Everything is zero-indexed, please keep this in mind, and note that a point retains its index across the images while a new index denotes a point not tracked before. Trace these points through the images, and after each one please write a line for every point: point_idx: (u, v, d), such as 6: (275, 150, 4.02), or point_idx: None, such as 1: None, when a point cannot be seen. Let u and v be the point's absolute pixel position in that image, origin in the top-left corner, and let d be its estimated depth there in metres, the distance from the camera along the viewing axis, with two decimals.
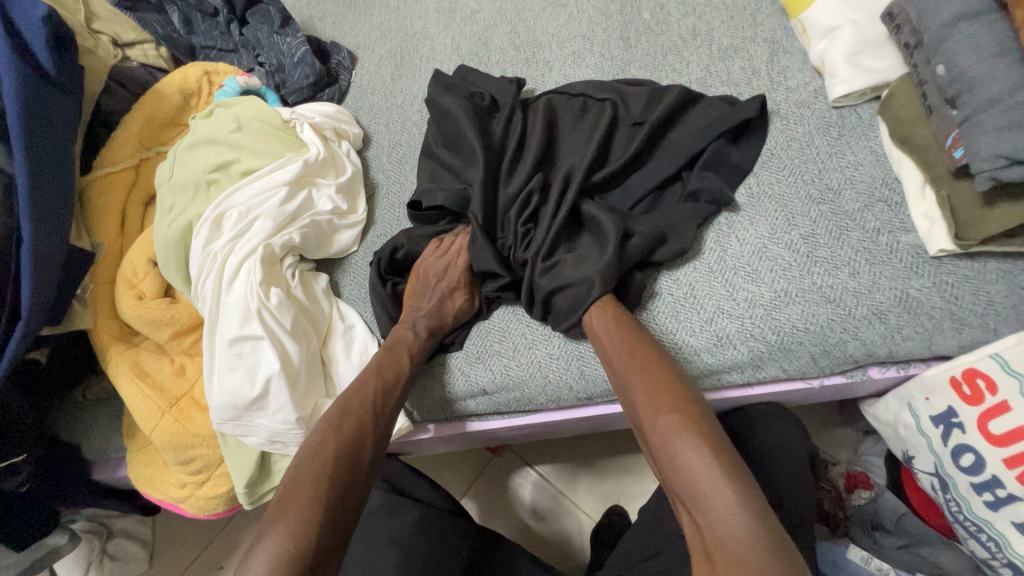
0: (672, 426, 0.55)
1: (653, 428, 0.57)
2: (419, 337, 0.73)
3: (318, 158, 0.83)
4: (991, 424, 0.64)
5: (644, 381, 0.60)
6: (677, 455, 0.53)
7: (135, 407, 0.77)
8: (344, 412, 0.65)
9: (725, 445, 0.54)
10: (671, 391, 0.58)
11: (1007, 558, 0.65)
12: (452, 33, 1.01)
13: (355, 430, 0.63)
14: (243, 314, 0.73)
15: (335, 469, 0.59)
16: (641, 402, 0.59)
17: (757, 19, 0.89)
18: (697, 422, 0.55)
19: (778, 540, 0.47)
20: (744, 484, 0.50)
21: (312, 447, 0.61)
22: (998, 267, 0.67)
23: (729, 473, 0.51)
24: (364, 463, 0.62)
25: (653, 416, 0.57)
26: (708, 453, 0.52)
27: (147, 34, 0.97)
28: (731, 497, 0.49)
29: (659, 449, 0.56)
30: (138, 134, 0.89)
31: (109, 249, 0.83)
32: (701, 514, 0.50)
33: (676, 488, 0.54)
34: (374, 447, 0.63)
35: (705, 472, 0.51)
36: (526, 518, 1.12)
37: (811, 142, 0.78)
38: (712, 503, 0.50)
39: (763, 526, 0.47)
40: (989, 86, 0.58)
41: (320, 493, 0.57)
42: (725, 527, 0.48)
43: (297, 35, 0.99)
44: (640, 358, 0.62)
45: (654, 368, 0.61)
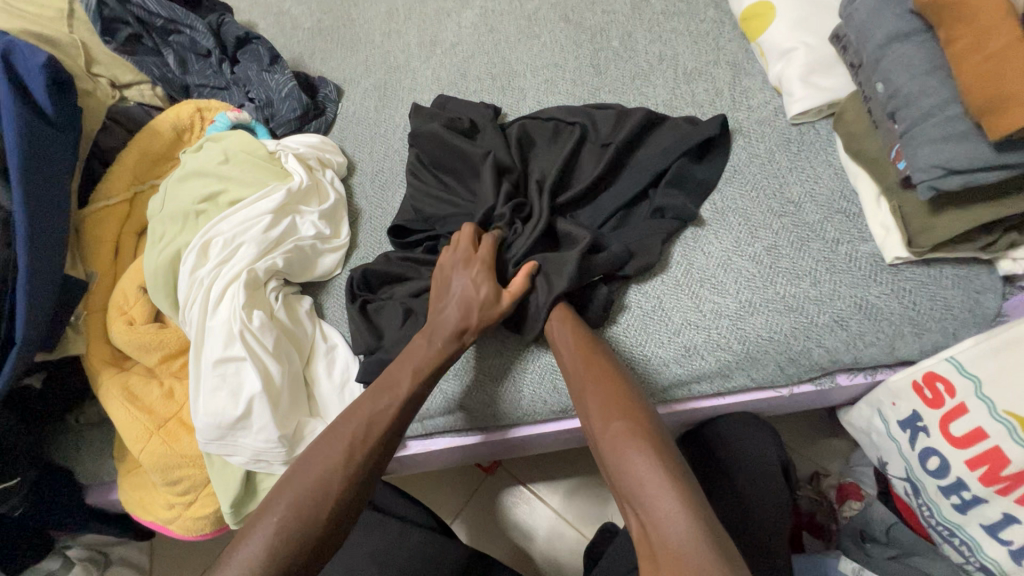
0: (622, 432, 0.58)
1: (604, 435, 0.59)
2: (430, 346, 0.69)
3: (301, 186, 0.87)
4: (952, 427, 0.65)
5: (596, 390, 0.62)
6: (626, 461, 0.56)
7: (125, 429, 0.79)
8: (330, 438, 0.65)
9: (670, 451, 0.56)
10: (622, 399, 0.61)
11: (979, 561, 0.66)
12: (433, 65, 1.06)
13: (330, 460, 0.63)
14: (227, 337, 0.76)
15: (303, 504, 0.60)
16: (594, 411, 0.62)
17: (719, 43, 0.93)
18: (645, 429, 0.58)
19: (717, 539, 0.49)
20: (684, 489, 0.52)
21: (295, 470, 0.63)
22: (953, 273, 0.70)
23: (673, 475, 0.53)
24: (333, 494, 0.61)
25: (604, 423, 0.60)
26: (653, 458, 0.55)
27: (144, 75, 1.03)
28: (672, 498, 0.52)
29: (607, 455, 0.58)
30: (133, 169, 0.93)
31: (103, 278, 0.87)
32: (646, 515, 0.52)
33: (623, 492, 0.56)
34: (343, 482, 0.62)
35: (651, 475, 0.54)
36: (519, 539, 1.12)
37: (772, 158, 0.81)
38: (656, 504, 0.52)
39: (704, 527, 0.50)
40: (921, 102, 0.62)
41: (281, 524, 0.59)
42: (664, 532, 0.50)
43: (284, 71, 1.04)
44: (595, 368, 0.65)
45: (607, 379, 0.63)
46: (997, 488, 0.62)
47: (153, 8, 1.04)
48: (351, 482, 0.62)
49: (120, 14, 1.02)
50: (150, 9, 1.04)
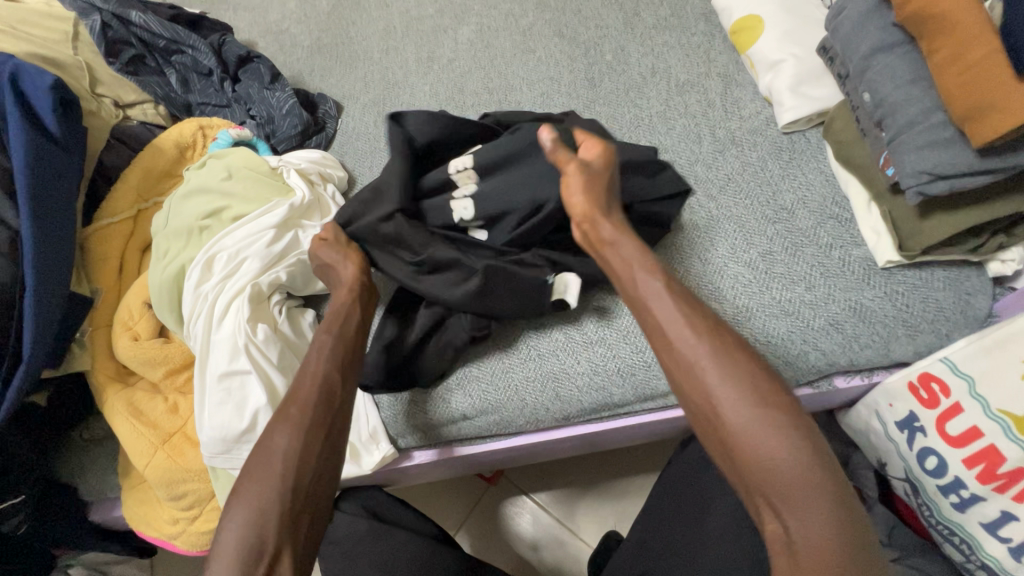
0: (767, 418, 0.50)
1: (742, 418, 0.51)
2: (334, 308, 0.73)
3: (303, 201, 0.88)
4: (948, 426, 0.66)
5: (731, 364, 0.53)
6: (773, 452, 0.49)
7: (130, 444, 0.80)
8: (291, 397, 0.64)
9: (817, 438, 0.50)
10: (758, 378, 0.52)
11: (980, 560, 0.67)
12: (430, 81, 1.08)
13: (284, 414, 0.62)
14: (231, 351, 0.77)
15: (257, 462, 0.59)
16: (726, 392, 0.52)
17: (710, 56, 0.96)
18: (793, 415, 0.51)
19: (860, 539, 0.47)
20: (838, 487, 0.48)
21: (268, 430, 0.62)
22: (945, 275, 0.71)
23: (823, 472, 0.48)
24: (280, 443, 0.60)
25: (742, 407, 0.51)
26: (804, 451, 0.49)
27: (147, 94, 1.05)
28: (824, 497, 0.48)
29: (742, 445, 0.50)
30: (137, 187, 0.95)
31: (107, 294, 0.88)
32: (792, 513, 0.48)
33: (759, 483, 0.49)
34: (287, 436, 0.60)
35: (803, 472, 0.48)
36: (522, 550, 1.12)
37: (765, 166, 0.83)
38: (807, 504, 0.47)
39: (851, 529, 0.47)
40: (905, 110, 0.64)
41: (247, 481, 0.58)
42: (822, 537, 0.47)
43: (285, 89, 1.06)
44: (717, 340, 0.55)
45: (735, 353, 0.54)
46: (995, 486, 0.63)
47: (154, 29, 1.05)
48: (300, 436, 0.60)
49: (125, 36, 1.05)
50: (151, 30, 1.05)
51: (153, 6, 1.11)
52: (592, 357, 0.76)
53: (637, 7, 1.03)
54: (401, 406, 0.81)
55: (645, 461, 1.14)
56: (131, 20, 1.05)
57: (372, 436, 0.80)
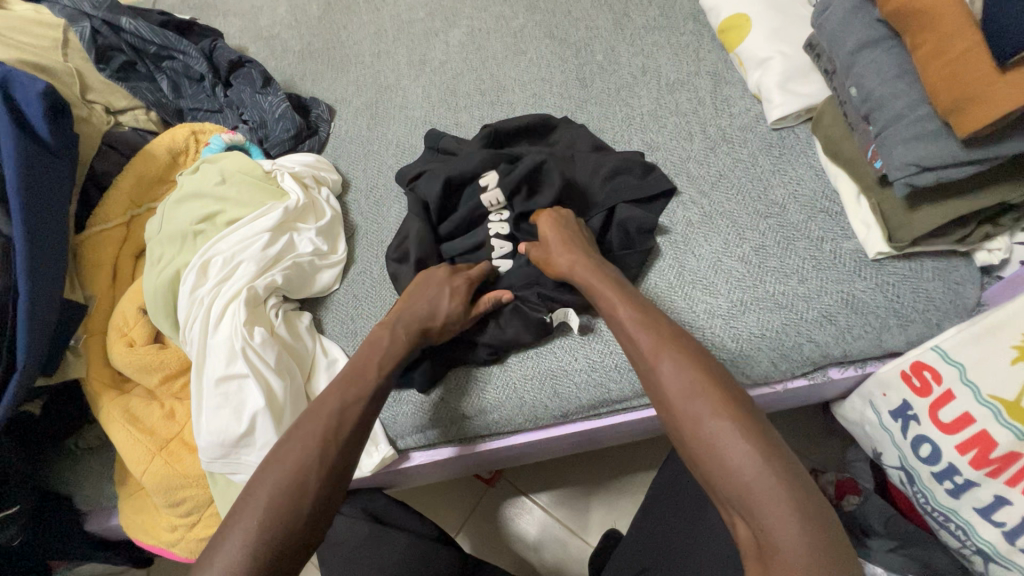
0: (720, 428, 0.51)
1: (698, 427, 0.53)
2: (398, 342, 0.71)
3: (298, 204, 0.88)
4: (940, 414, 0.67)
5: (684, 375, 0.55)
6: (726, 460, 0.50)
7: (127, 451, 0.79)
8: (326, 431, 0.61)
9: (777, 445, 0.50)
10: (715, 388, 0.54)
11: (975, 545, 0.68)
12: (422, 83, 1.08)
13: (318, 450, 0.59)
14: (228, 355, 0.76)
15: (281, 509, 0.55)
16: (680, 404, 0.54)
17: (700, 54, 0.97)
18: (750, 425, 0.51)
19: (835, 555, 0.45)
20: (801, 492, 0.47)
21: (287, 458, 0.58)
22: (934, 265, 0.72)
23: (785, 481, 0.48)
24: (312, 485, 0.57)
25: (696, 417, 0.53)
26: (760, 459, 0.49)
27: (138, 101, 1.05)
28: (788, 507, 0.47)
29: (702, 453, 0.52)
30: (129, 193, 0.94)
31: (101, 301, 0.87)
32: (754, 522, 0.48)
33: (723, 490, 0.50)
34: (321, 477, 0.58)
35: (761, 480, 0.48)
36: (523, 551, 1.12)
37: (755, 162, 0.84)
38: (766, 512, 0.47)
39: (824, 542, 0.45)
40: (892, 104, 0.65)
41: (268, 515, 0.54)
42: (785, 547, 0.46)
43: (277, 93, 1.06)
44: (676, 355, 0.57)
45: (695, 366, 0.56)
46: (988, 470, 0.64)
47: (145, 36, 1.05)
48: (329, 476, 0.59)
49: (115, 43, 1.06)
50: (142, 37, 1.05)
51: (143, 12, 1.11)
52: (590, 354, 0.77)
53: (627, 7, 1.04)
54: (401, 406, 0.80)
55: (643, 458, 1.14)
56: (122, 26, 1.05)
57: (372, 438, 0.80)
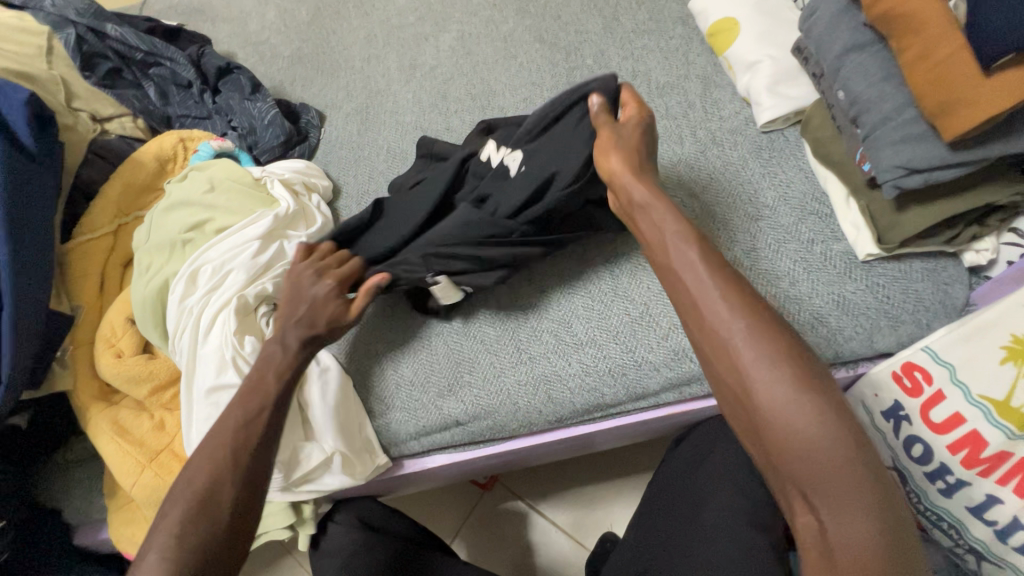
0: (805, 410, 0.46)
1: (776, 407, 0.47)
2: (287, 351, 0.69)
3: (288, 212, 0.87)
4: (932, 413, 0.68)
5: (764, 345, 0.48)
6: (809, 447, 0.45)
7: (116, 464, 0.78)
8: (224, 444, 0.61)
9: (860, 430, 0.46)
10: (797, 362, 0.48)
11: (968, 543, 0.68)
12: (413, 88, 1.08)
13: (222, 460, 0.59)
14: (218, 365, 0.75)
15: (197, 520, 0.55)
16: (758, 378, 0.48)
17: (689, 58, 0.97)
18: (838, 408, 0.46)
19: (908, 549, 0.43)
20: (880, 485, 0.44)
21: (193, 474, 0.58)
22: (922, 266, 0.73)
23: (869, 472, 0.44)
24: (226, 495, 0.57)
25: (778, 395, 0.47)
26: (846, 448, 0.45)
27: (124, 108, 1.03)
28: (868, 500, 0.44)
29: (780, 433, 0.46)
30: (117, 202, 0.93)
31: (89, 311, 0.86)
32: (828, 513, 0.44)
33: (795, 478, 0.46)
34: (233, 486, 0.58)
35: (844, 471, 0.44)
36: (519, 555, 1.12)
37: (745, 165, 0.85)
38: (846, 504, 0.44)
39: (898, 537, 0.43)
40: (880, 106, 0.66)
41: (183, 529, 0.55)
42: (863, 541, 0.43)
43: (266, 99, 1.05)
44: (755, 320, 0.50)
45: (774, 334, 0.49)
46: (979, 470, 0.65)
47: (131, 42, 1.04)
48: (241, 483, 0.58)
49: (100, 50, 1.04)
50: (128, 43, 1.04)
51: (129, 18, 1.09)
52: (582, 358, 0.77)
53: (616, 11, 1.04)
54: (395, 409, 0.81)
55: (639, 461, 1.14)
56: (108, 33, 1.04)
57: (366, 445, 0.80)
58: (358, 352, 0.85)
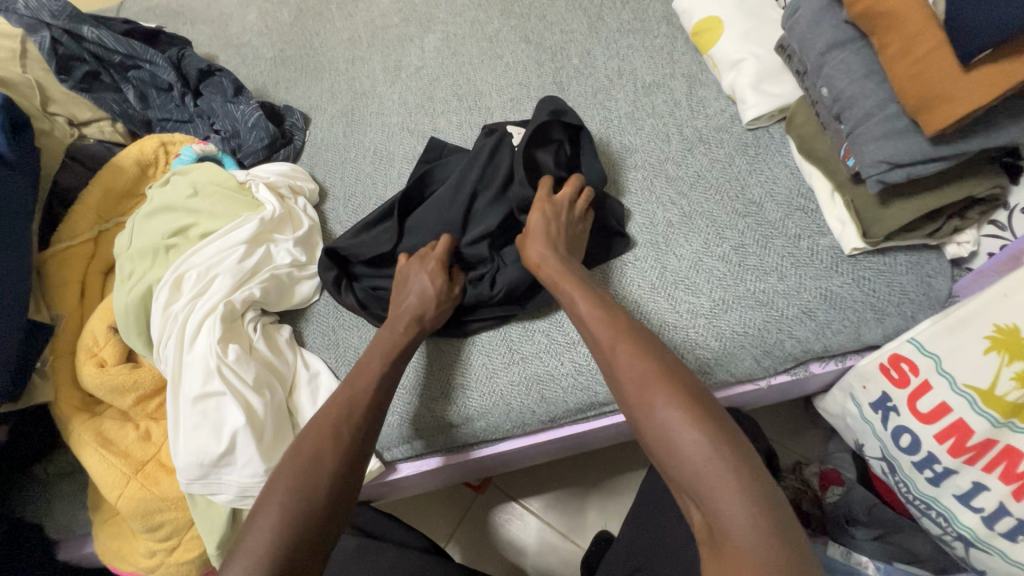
0: (670, 413, 0.52)
1: (649, 414, 0.53)
2: (396, 331, 0.72)
3: (274, 215, 0.86)
4: (918, 404, 0.69)
5: (635, 364, 0.57)
6: (678, 446, 0.50)
7: (98, 477, 0.76)
8: (334, 419, 0.64)
9: (727, 431, 0.51)
10: (665, 376, 0.55)
11: (956, 531, 0.69)
12: (399, 89, 1.07)
13: (332, 434, 0.62)
14: (204, 373, 0.74)
15: (301, 489, 0.57)
16: (632, 392, 0.56)
17: (674, 57, 0.98)
18: (704, 412, 0.52)
19: (784, 539, 0.44)
20: (752, 477, 0.48)
21: (303, 443, 0.61)
22: (906, 260, 0.74)
23: (733, 465, 0.48)
24: (329, 468, 0.59)
25: (647, 404, 0.54)
26: (710, 444, 0.49)
27: (103, 112, 1.02)
28: (734, 490, 0.47)
29: (656, 437, 0.52)
30: (97, 208, 0.91)
31: (69, 320, 0.84)
32: (705, 505, 0.48)
33: (675, 477, 0.51)
34: (335, 461, 0.60)
35: (709, 466, 0.48)
36: (513, 556, 1.11)
37: (732, 162, 0.85)
38: (715, 496, 0.47)
39: (770, 526, 0.45)
40: (862, 103, 0.67)
41: (294, 492, 0.57)
42: (734, 527, 0.45)
43: (250, 102, 1.04)
44: (631, 346, 0.59)
45: (646, 356, 0.57)
46: (965, 458, 0.66)
47: (109, 44, 1.01)
48: (343, 461, 0.61)
49: (77, 53, 1.01)
50: (106, 46, 1.01)
51: (106, 20, 1.07)
52: (576, 358, 0.77)
53: (601, 11, 1.05)
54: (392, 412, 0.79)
55: (631, 458, 1.14)
56: (84, 35, 1.00)
57: None
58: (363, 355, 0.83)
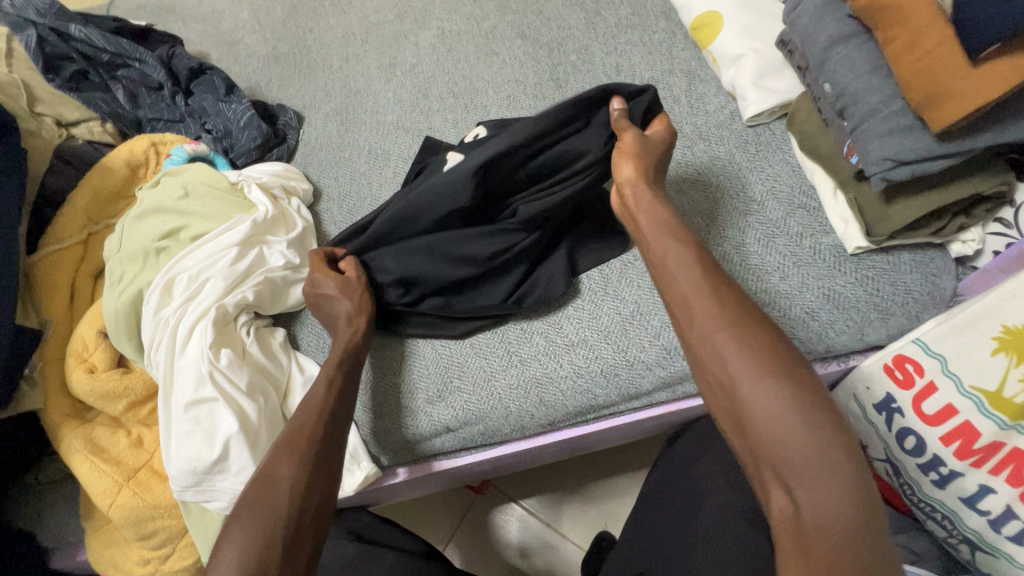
0: (780, 395, 0.49)
1: (754, 391, 0.50)
2: (337, 340, 0.71)
3: (266, 216, 0.84)
4: (924, 406, 0.67)
5: (742, 336, 0.53)
6: (784, 429, 0.48)
7: (90, 484, 0.74)
8: (294, 429, 0.64)
9: (835, 419, 0.49)
10: (771, 354, 0.52)
11: (963, 534, 0.68)
12: (393, 87, 1.05)
13: (291, 444, 0.62)
14: (196, 378, 0.73)
15: (259, 502, 0.58)
16: (734, 364, 0.52)
17: (673, 52, 0.96)
18: (813, 397, 0.50)
19: (876, 533, 0.45)
20: (858, 471, 0.47)
21: (269, 456, 0.62)
22: (911, 258, 0.73)
23: (843, 454, 0.47)
24: (284, 478, 0.59)
25: (755, 379, 0.51)
26: (820, 430, 0.48)
27: (92, 112, 0.99)
28: (840, 480, 0.46)
29: (757, 415, 0.50)
30: (86, 210, 0.89)
31: (59, 325, 0.83)
32: (801, 493, 0.47)
33: (768, 460, 0.49)
34: (290, 472, 0.60)
35: (817, 453, 0.47)
36: (513, 559, 1.10)
37: (732, 159, 0.84)
38: (817, 484, 0.46)
39: (867, 519, 0.45)
40: (867, 99, 0.66)
41: (253, 507, 0.58)
42: (836, 519, 0.45)
43: (242, 101, 1.02)
44: (735, 315, 0.55)
45: (751, 328, 0.54)
46: (972, 461, 0.65)
47: (98, 43, 1.00)
48: (300, 469, 0.60)
49: (64, 51, 0.99)
50: (95, 44, 1.00)
51: (94, 18, 1.05)
52: (575, 360, 0.75)
53: (599, 6, 1.03)
54: (369, 416, 0.78)
55: (631, 459, 1.13)
56: (70, 35, 0.99)
57: (353, 456, 0.76)
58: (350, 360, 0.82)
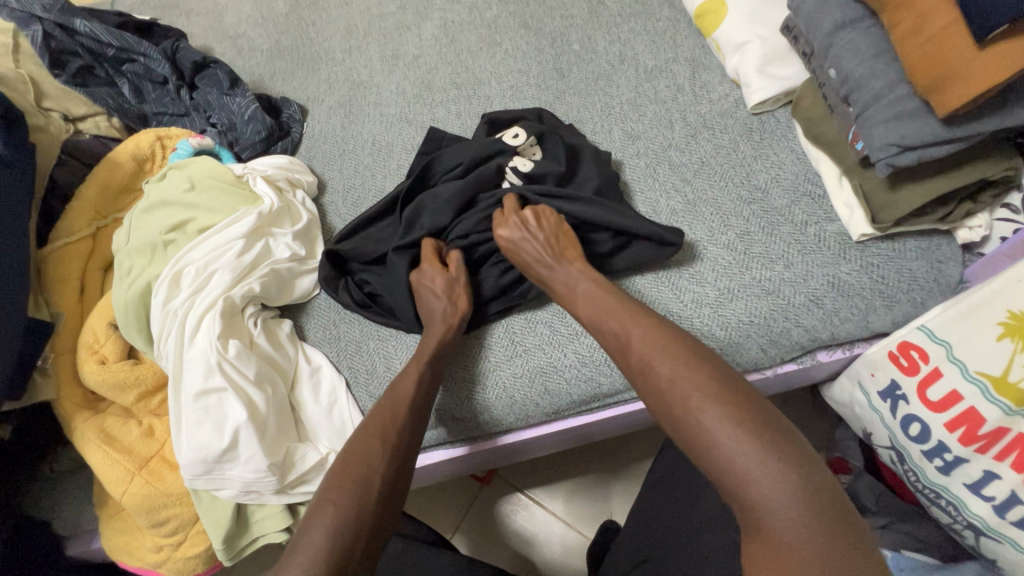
0: (694, 405, 0.53)
1: (673, 405, 0.54)
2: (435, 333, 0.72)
3: (272, 209, 0.85)
4: (929, 392, 0.68)
5: (654, 357, 0.58)
6: (706, 437, 0.51)
7: (103, 473, 0.76)
8: (385, 418, 0.64)
9: (761, 419, 0.51)
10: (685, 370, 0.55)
11: (967, 520, 0.68)
12: (397, 78, 1.05)
13: (381, 433, 0.62)
14: (205, 368, 0.74)
15: (349, 479, 0.58)
16: (653, 384, 0.57)
17: (677, 41, 0.96)
18: (730, 399, 0.52)
19: (825, 520, 0.46)
20: (787, 462, 0.48)
21: (356, 439, 0.62)
22: (916, 245, 0.73)
23: (765, 451, 0.49)
24: (380, 466, 0.59)
25: (670, 396, 0.55)
26: (738, 432, 0.50)
27: (98, 106, 1.00)
28: (770, 479, 0.47)
29: (683, 428, 0.53)
30: (94, 204, 0.91)
31: (70, 317, 0.84)
32: (740, 495, 0.49)
33: (705, 468, 0.51)
34: (384, 460, 0.60)
35: (739, 456, 0.49)
36: (519, 547, 1.11)
37: (737, 148, 0.84)
38: (751, 486, 0.48)
39: (811, 512, 0.46)
40: (871, 84, 0.65)
41: (346, 488, 0.57)
42: (778, 514, 0.46)
43: (246, 94, 1.02)
44: (646, 341, 0.60)
45: (667, 348, 0.58)
46: (976, 447, 0.64)
47: (102, 38, 0.99)
48: (393, 457, 0.61)
49: (70, 46, 1.00)
50: (98, 38, 1.00)
51: (99, 13, 1.06)
52: (579, 350, 0.76)
53: None
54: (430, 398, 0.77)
55: (636, 450, 1.14)
56: (76, 29, 0.99)
57: None
58: (351, 352, 0.82)
